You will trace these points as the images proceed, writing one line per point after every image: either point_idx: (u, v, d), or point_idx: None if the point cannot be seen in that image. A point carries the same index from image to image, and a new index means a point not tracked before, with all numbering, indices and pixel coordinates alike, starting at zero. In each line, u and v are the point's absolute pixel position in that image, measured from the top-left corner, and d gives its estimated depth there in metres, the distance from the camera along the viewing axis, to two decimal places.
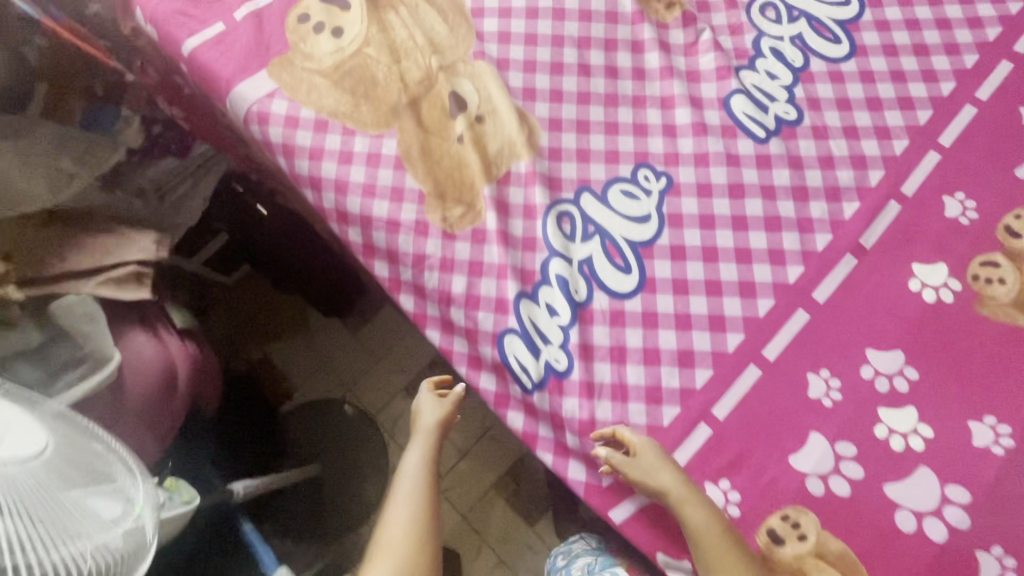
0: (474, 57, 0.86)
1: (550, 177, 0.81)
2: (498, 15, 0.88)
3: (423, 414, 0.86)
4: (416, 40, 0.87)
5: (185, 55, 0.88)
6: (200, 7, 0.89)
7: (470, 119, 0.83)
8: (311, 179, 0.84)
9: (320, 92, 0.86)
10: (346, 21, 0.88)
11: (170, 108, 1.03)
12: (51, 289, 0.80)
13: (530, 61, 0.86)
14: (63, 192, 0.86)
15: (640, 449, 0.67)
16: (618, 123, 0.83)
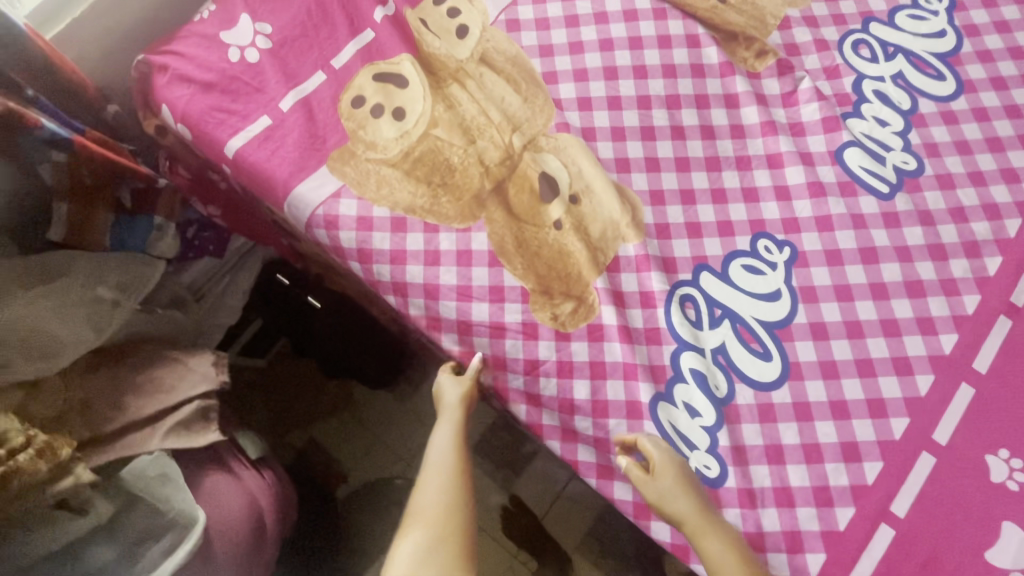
0: (556, 130, 0.79)
1: (663, 258, 0.74)
2: (574, 79, 0.81)
3: (444, 392, 0.76)
4: (491, 114, 0.78)
5: (229, 157, 0.77)
6: (239, 99, 0.79)
7: (565, 201, 0.75)
8: (395, 284, 0.74)
9: (390, 186, 0.75)
10: (405, 98, 0.78)
11: (207, 209, 0.93)
12: (118, 449, 0.71)
13: (617, 128, 0.79)
14: (108, 329, 0.75)
15: (660, 469, 0.64)
16: (725, 189, 0.77)
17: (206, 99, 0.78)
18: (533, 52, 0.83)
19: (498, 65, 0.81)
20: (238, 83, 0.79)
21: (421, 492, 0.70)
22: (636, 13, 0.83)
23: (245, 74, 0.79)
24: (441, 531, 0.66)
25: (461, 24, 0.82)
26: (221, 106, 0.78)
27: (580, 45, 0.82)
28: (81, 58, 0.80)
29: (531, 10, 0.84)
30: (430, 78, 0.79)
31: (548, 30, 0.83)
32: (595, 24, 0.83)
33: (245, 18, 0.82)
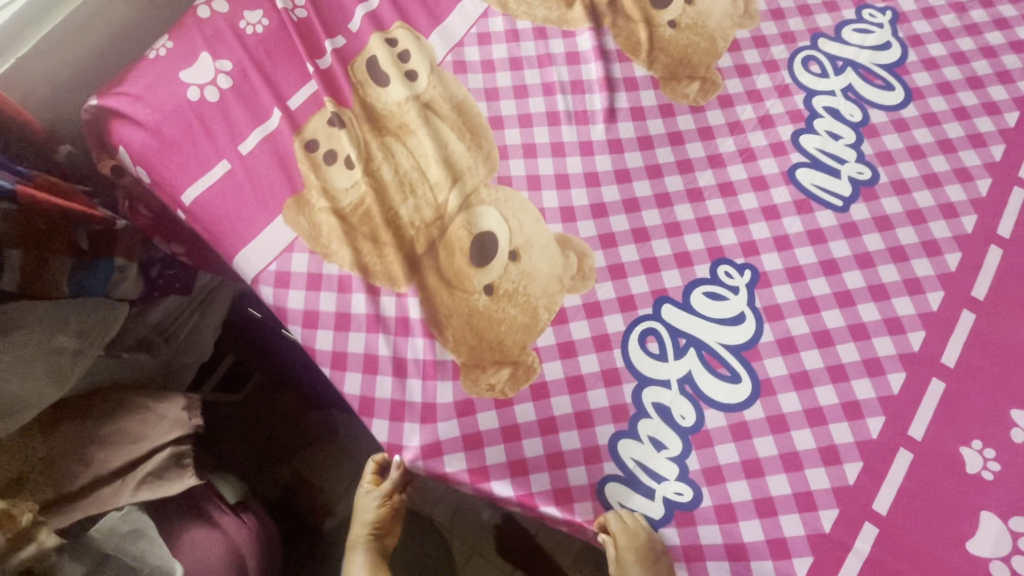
0: (498, 183, 0.79)
1: (619, 299, 0.74)
2: (519, 124, 0.81)
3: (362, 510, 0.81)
4: (428, 172, 0.79)
5: (185, 205, 0.76)
6: (196, 141, 0.77)
7: (505, 259, 0.75)
8: (334, 356, 0.73)
9: (334, 247, 0.75)
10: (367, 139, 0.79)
11: (170, 246, 0.89)
12: (85, 508, 0.68)
13: (561, 175, 0.79)
14: (70, 381, 0.73)
15: (626, 558, 0.65)
16: (678, 222, 0.77)
17: (165, 141, 0.77)
18: (479, 95, 0.83)
19: (443, 112, 0.81)
20: (197, 123, 0.78)
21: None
22: (579, 55, 0.85)
23: (204, 113, 0.78)
24: None
25: (409, 70, 0.83)
26: (179, 149, 0.77)
27: (537, 77, 0.84)
28: (31, 94, 0.77)
29: (477, 52, 0.85)
30: (367, 131, 0.80)
31: (493, 72, 0.84)
32: (539, 67, 0.84)
33: (205, 56, 0.80)
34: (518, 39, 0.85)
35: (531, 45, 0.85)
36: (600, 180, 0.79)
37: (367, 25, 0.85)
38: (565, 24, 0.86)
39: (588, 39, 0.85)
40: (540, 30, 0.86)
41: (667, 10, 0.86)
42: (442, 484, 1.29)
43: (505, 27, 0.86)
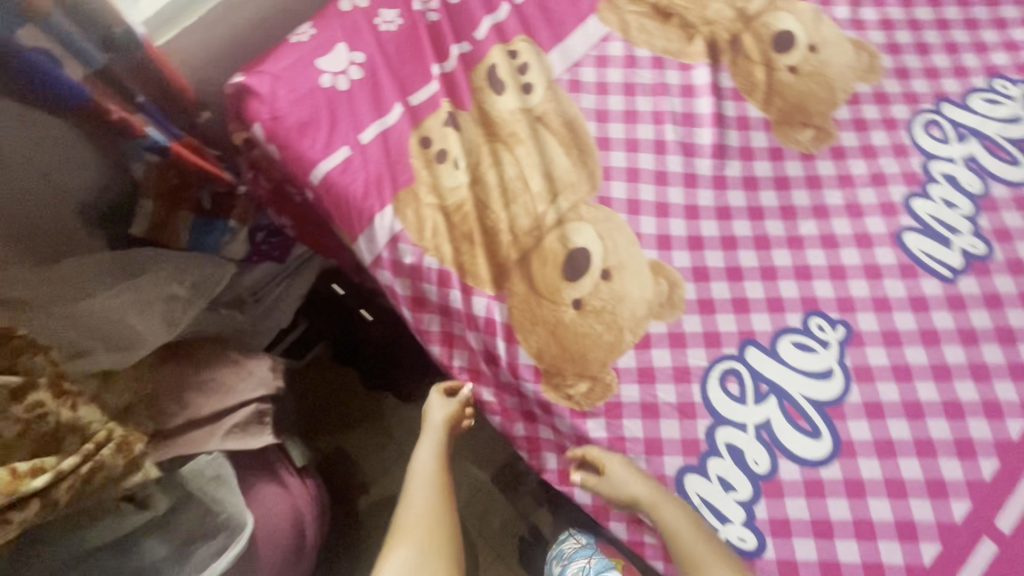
0: (598, 201, 0.80)
1: (705, 334, 0.74)
2: (625, 148, 0.83)
3: (432, 413, 0.82)
4: (530, 182, 0.81)
5: (313, 182, 0.81)
6: (322, 124, 0.83)
7: (597, 277, 0.77)
8: (442, 334, 0.81)
9: (432, 244, 0.79)
10: (479, 143, 0.83)
11: (279, 218, 0.95)
12: (177, 448, 0.72)
13: (661, 203, 0.80)
14: (180, 324, 0.79)
15: (608, 466, 0.70)
16: (775, 266, 0.77)
17: (296, 121, 0.82)
18: (589, 115, 0.85)
19: (552, 126, 0.84)
20: (326, 107, 0.83)
21: (409, 502, 0.70)
22: (693, 88, 0.85)
23: (335, 99, 0.84)
24: (435, 544, 0.64)
25: (526, 82, 0.86)
26: (308, 128, 0.82)
27: (649, 104, 0.85)
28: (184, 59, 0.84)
29: (593, 73, 0.87)
30: (475, 137, 0.83)
31: (605, 95, 0.86)
32: (652, 95, 0.85)
33: (341, 47, 0.86)
34: (635, 65, 0.87)
35: (648, 72, 0.86)
36: (699, 214, 0.79)
37: (492, 36, 0.88)
38: (682, 57, 0.87)
39: (705, 74, 0.85)
40: (658, 59, 0.87)
41: (787, 55, 0.87)
42: (472, 487, 1.31)
43: (624, 52, 0.88)
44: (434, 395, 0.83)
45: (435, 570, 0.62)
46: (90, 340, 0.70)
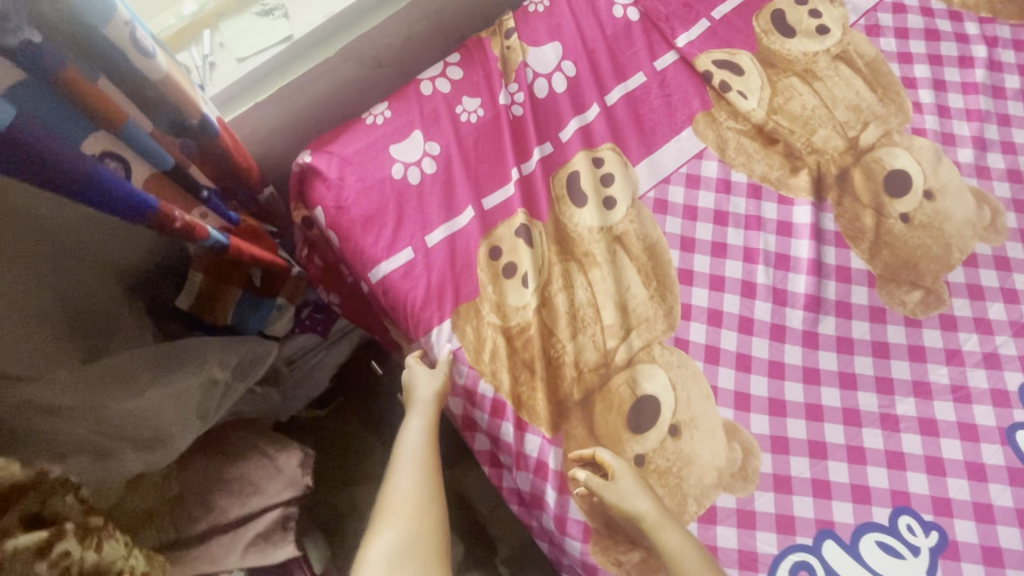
0: (674, 343, 0.74)
1: (778, 517, 0.67)
2: (709, 285, 0.76)
3: (416, 384, 0.72)
4: (602, 312, 0.74)
5: (371, 281, 0.77)
6: (388, 219, 0.78)
7: (664, 432, 0.70)
8: (492, 456, 0.75)
9: (489, 370, 0.73)
10: (553, 260, 0.77)
11: (327, 295, 0.90)
12: (196, 560, 0.68)
13: (743, 354, 0.73)
14: (212, 416, 0.75)
15: (618, 472, 0.66)
16: (864, 448, 0.69)
17: (362, 213, 0.78)
18: (673, 241, 0.78)
19: (632, 250, 0.77)
20: (394, 201, 0.78)
21: (394, 482, 0.67)
22: (792, 226, 0.79)
23: (405, 193, 0.79)
24: (416, 523, 0.62)
25: (607, 195, 0.79)
26: (372, 223, 0.77)
27: (741, 237, 0.78)
28: (251, 131, 0.81)
29: (682, 193, 0.80)
30: (547, 252, 0.77)
31: (693, 221, 0.79)
32: (745, 228, 0.79)
33: (416, 134, 0.81)
34: (729, 191, 0.80)
35: (742, 201, 0.80)
36: (784, 373, 0.72)
37: (578, 139, 0.82)
38: (783, 189, 0.80)
39: (807, 212, 0.78)
40: (756, 187, 0.81)
41: (901, 200, 0.79)
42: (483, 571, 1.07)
43: (718, 175, 0.81)
44: (415, 364, 0.74)
45: (419, 553, 0.60)
46: (120, 442, 0.64)
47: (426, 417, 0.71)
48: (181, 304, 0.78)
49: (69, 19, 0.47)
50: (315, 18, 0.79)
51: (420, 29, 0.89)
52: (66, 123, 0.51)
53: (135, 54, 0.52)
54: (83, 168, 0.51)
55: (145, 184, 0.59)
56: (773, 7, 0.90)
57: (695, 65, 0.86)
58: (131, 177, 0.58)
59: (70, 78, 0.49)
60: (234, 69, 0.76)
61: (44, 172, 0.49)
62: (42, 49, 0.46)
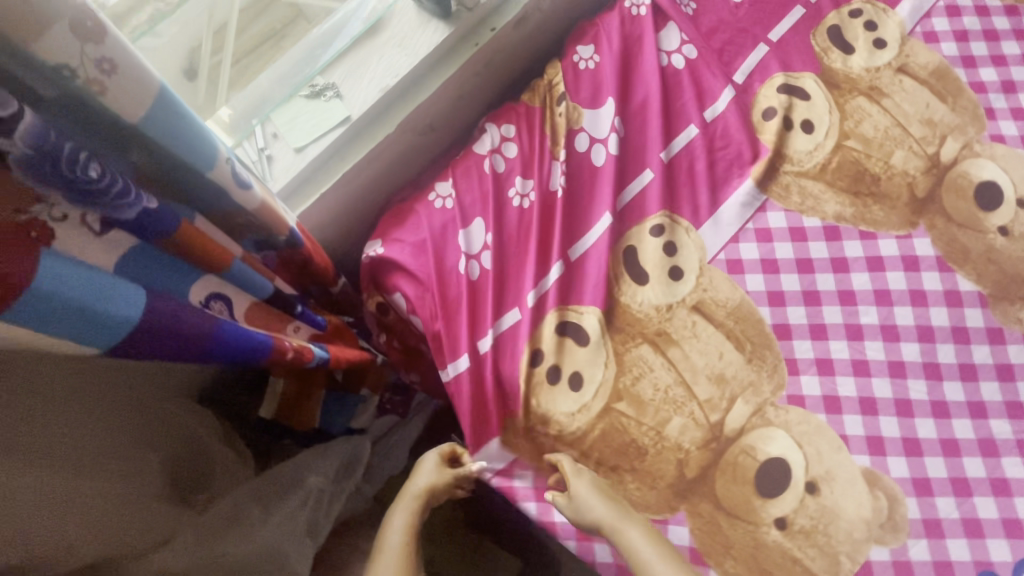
0: (786, 403, 0.70)
1: (936, 563, 0.65)
2: (810, 335, 0.73)
3: (416, 476, 0.69)
4: (695, 387, 0.70)
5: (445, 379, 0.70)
6: (475, 301, 0.73)
7: (802, 491, 0.66)
8: None
9: (605, 449, 0.69)
10: (655, 321, 0.73)
11: (406, 376, 0.86)
12: None
13: (866, 398, 0.70)
14: (320, 531, 0.70)
15: (575, 482, 0.65)
16: (1006, 479, 0.67)
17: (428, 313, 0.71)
18: (760, 298, 0.74)
19: (715, 317, 0.74)
20: (467, 291, 0.73)
21: None
22: (887, 259, 0.75)
23: (464, 293, 0.72)
24: None
25: (673, 264, 0.75)
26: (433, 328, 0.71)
27: (829, 283, 0.75)
28: (311, 223, 0.75)
29: (756, 248, 0.76)
30: (627, 328, 0.73)
31: (776, 273, 0.75)
32: (833, 272, 0.75)
33: (477, 222, 0.76)
34: (806, 237, 0.76)
35: (822, 245, 0.76)
36: (913, 410, 0.70)
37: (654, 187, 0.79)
38: (864, 223, 0.76)
39: (894, 245, 0.75)
40: (833, 228, 0.77)
41: (995, 213, 0.77)
42: None
43: (789, 223, 0.77)
44: (433, 456, 0.71)
45: None
46: None
47: (409, 514, 0.66)
48: (265, 412, 0.74)
49: (169, 165, 0.41)
50: (371, 94, 0.73)
51: (467, 88, 0.84)
52: (175, 282, 0.45)
53: (235, 189, 0.47)
54: (211, 326, 0.44)
55: (246, 318, 0.54)
56: (827, 23, 0.87)
57: (758, 96, 0.82)
58: (236, 316, 0.52)
59: (186, 233, 0.44)
60: (294, 161, 0.70)
61: (177, 349, 0.42)
62: (161, 213, 0.41)
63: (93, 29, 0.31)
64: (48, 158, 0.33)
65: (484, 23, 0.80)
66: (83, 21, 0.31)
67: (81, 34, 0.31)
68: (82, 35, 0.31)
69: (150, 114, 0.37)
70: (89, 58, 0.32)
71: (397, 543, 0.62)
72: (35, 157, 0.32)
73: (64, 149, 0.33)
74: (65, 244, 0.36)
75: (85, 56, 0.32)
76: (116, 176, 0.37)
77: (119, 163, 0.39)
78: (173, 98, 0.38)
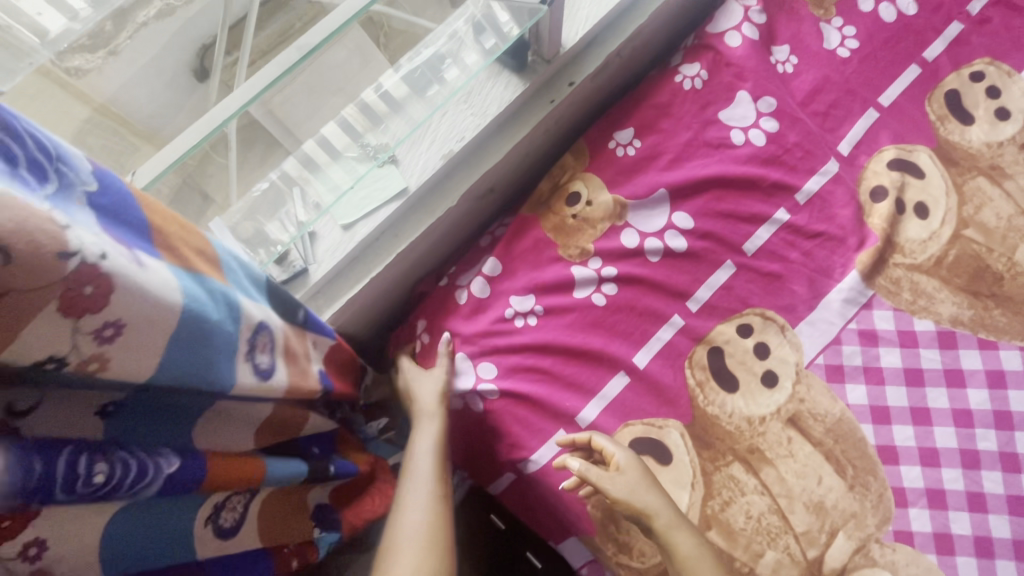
0: (892, 538, 0.62)
1: None
2: (920, 461, 0.64)
3: (419, 393, 0.62)
4: (792, 516, 0.62)
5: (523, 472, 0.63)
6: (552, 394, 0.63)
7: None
8: None
9: None
10: (747, 435, 0.64)
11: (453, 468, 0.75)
12: None
13: (982, 538, 0.62)
14: None
15: (623, 464, 0.58)
16: None
17: (501, 408, 0.63)
18: (863, 414, 0.65)
19: (813, 434, 0.64)
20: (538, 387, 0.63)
21: (404, 502, 0.57)
22: (1007, 375, 0.66)
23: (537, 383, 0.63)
24: (429, 549, 0.53)
25: (767, 370, 0.66)
26: (505, 430, 0.63)
27: (942, 399, 0.66)
28: (358, 306, 0.65)
29: (859, 353, 0.67)
30: (716, 444, 0.63)
31: (881, 384, 0.66)
32: (946, 386, 0.66)
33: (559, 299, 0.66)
34: (916, 342, 0.67)
35: (935, 353, 0.67)
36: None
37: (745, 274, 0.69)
38: (983, 330, 0.68)
39: (1015, 357, 0.67)
40: (947, 334, 0.68)
41: None
42: None
43: (898, 325, 0.68)
44: (410, 371, 0.64)
45: None
46: None
47: (436, 430, 0.61)
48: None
49: (216, 364, 0.36)
50: (431, 161, 0.63)
51: (536, 145, 0.72)
52: (176, 519, 0.38)
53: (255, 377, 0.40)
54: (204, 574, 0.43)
55: (259, 513, 0.48)
56: (944, 86, 0.76)
57: (865, 173, 0.72)
58: (245, 523, 0.46)
59: (213, 477, 0.39)
60: (343, 241, 0.60)
61: None
62: (184, 471, 0.36)
63: (91, 294, 0.27)
64: (36, 492, 0.28)
65: (562, 73, 0.69)
66: (79, 287, 0.26)
67: (70, 309, 0.26)
68: (76, 309, 0.26)
69: (163, 357, 0.32)
70: (86, 332, 0.27)
71: (428, 459, 0.60)
72: (21, 498, 0.28)
73: (58, 470, 0.29)
74: (48, 528, 0.30)
75: (79, 333, 0.27)
76: (124, 457, 0.33)
77: (99, 405, 0.33)
78: (200, 317, 0.34)
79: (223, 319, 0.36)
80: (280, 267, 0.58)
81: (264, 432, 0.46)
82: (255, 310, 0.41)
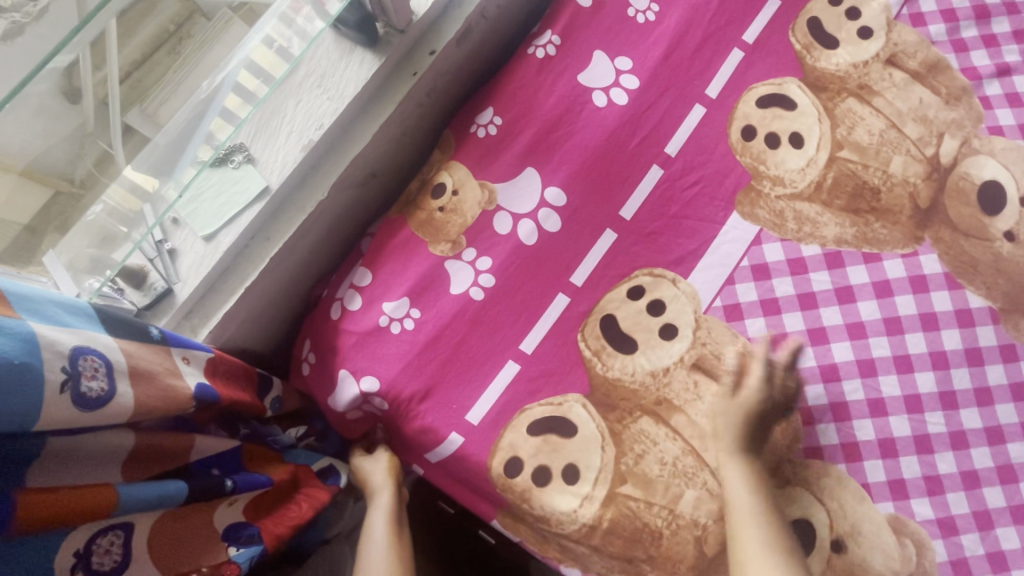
0: (804, 456, 0.65)
1: None
2: (822, 379, 0.67)
3: (369, 474, 0.66)
4: (706, 454, 0.64)
5: (439, 459, 0.65)
6: (456, 378, 0.64)
7: (828, 551, 0.62)
8: None
9: (617, 540, 0.63)
10: (656, 383, 0.65)
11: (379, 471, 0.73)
12: None
13: (886, 440, 0.66)
14: None
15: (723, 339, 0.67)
16: None
17: (404, 401, 0.63)
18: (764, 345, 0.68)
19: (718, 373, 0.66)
20: (443, 371, 0.64)
21: None
22: (891, 285, 0.69)
23: (441, 369, 0.64)
24: None
25: (666, 320, 0.67)
26: (419, 419, 0.64)
27: (835, 317, 0.69)
28: (245, 316, 0.64)
29: (754, 288, 0.69)
30: (622, 402, 0.65)
31: (779, 314, 0.69)
32: (838, 304, 0.69)
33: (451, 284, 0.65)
34: (806, 268, 0.70)
35: (824, 275, 0.69)
36: (932, 446, 0.66)
37: (638, 229, 0.69)
38: (867, 245, 0.70)
39: (899, 266, 0.70)
40: (834, 254, 0.70)
41: (1000, 216, 0.71)
42: None
43: (787, 254, 0.70)
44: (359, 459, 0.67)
45: None
46: None
47: (387, 507, 0.64)
48: None
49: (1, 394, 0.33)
50: (290, 154, 0.61)
51: (411, 123, 0.71)
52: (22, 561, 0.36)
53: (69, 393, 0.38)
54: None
55: (153, 545, 0.46)
56: (805, 14, 0.77)
57: (735, 112, 0.73)
58: (130, 557, 0.44)
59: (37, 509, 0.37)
60: (205, 253, 0.59)
61: None
62: None
63: None
64: None
65: (421, 44, 0.67)
66: None
67: None
68: None
69: None
70: None
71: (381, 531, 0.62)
72: None
73: None
74: None
75: None
76: None
77: None
78: None
79: (12, 353, 0.34)
80: (139, 291, 0.57)
81: (131, 464, 0.45)
82: (64, 337, 0.39)
